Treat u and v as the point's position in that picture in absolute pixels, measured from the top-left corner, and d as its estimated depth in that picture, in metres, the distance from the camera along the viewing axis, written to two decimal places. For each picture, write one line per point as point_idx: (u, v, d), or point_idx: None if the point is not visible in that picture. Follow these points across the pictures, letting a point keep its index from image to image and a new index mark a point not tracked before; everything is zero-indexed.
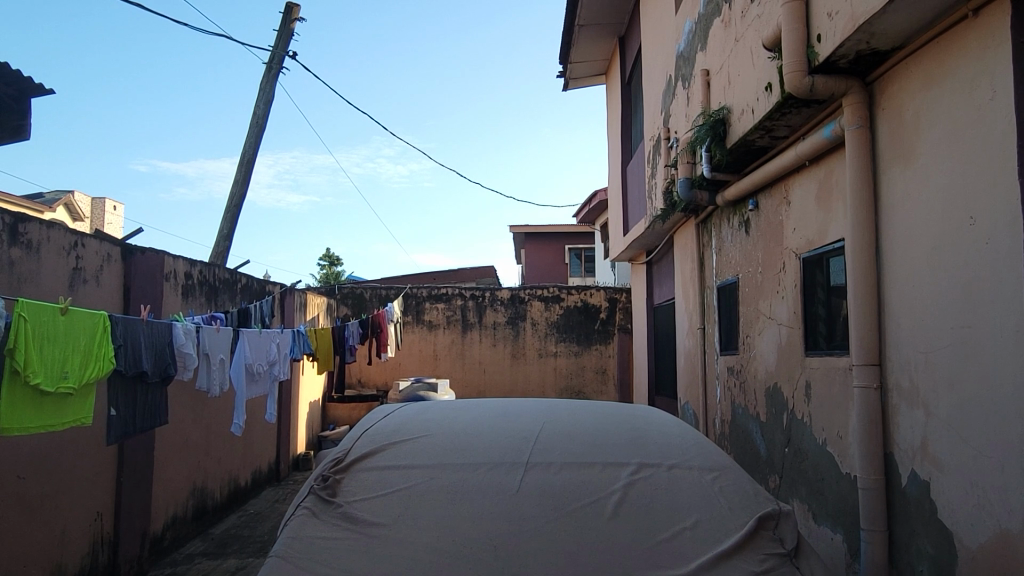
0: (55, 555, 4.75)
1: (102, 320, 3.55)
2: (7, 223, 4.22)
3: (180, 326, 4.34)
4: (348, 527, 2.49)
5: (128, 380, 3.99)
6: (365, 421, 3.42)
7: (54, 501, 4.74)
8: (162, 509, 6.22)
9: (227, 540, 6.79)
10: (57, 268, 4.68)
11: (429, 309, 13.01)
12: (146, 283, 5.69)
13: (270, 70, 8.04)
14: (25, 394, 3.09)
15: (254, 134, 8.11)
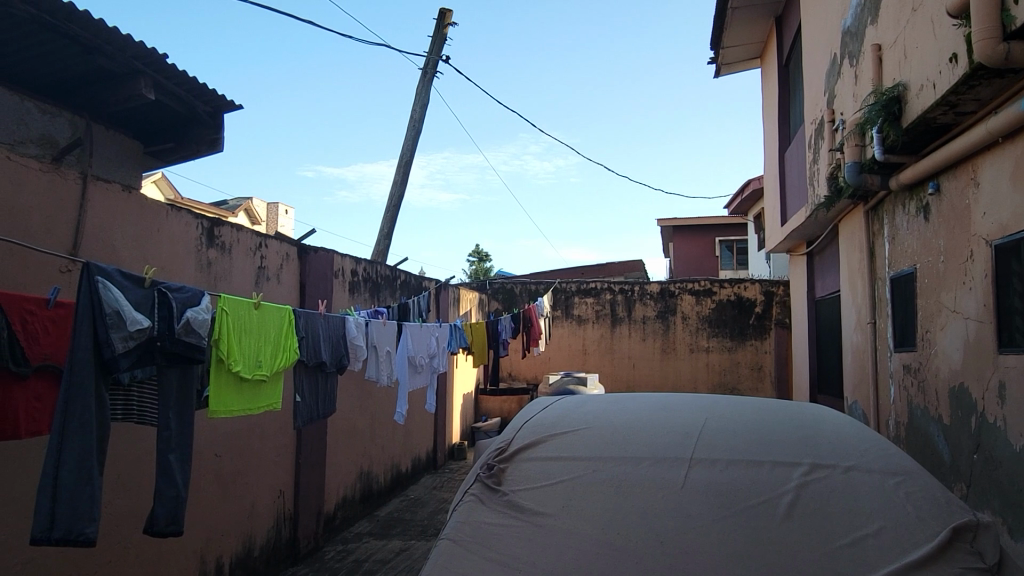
0: (246, 526, 5.27)
1: (288, 313, 3.87)
2: (205, 227, 4.70)
3: (353, 319, 4.65)
4: (515, 515, 2.56)
5: (310, 369, 4.33)
6: (524, 413, 3.49)
7: (246, 477, 5.25)
8: (334, 490, 6.71)
9: (392, 522, 7.20)
10: (245, 267, 5.15)
11: (579, 303, 13.09)
12: (318, 280, 6.14)
13: (425, 74, 8.39)
14: (229, 380, 3.42)
15: (411, 136, 8.50)
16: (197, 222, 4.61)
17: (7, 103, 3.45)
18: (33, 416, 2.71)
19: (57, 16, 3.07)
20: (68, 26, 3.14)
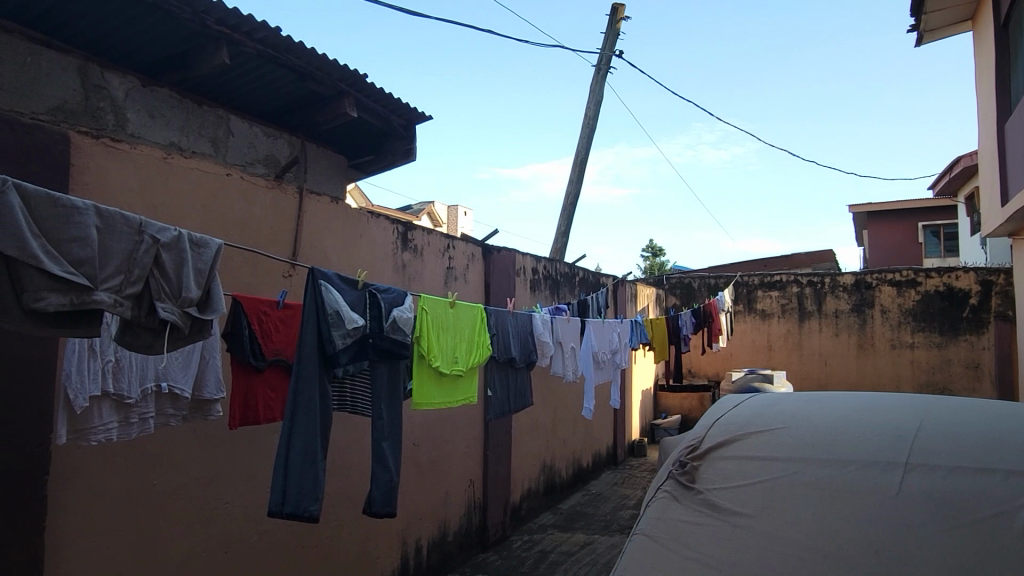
0: (441, 511, 5.60)
1: (480, 310, 4.06)
2: (400, 231, 5.05)
3: (539, 316, 4.80)
4: (711, 514, 2.51)
5: (501, 364, 4.51)
6: (715, 411, 3.41)
7: (440, 466, 5.58)
8: (520, 481, 6.93)
9: (575, 515, 7.31)
10: (436, 267, 5.47)
11: (762, 296, 12.50)
12: (502, 279, 6.38)
13: (599, 71, 8.40)
14: (430, 374, 3.66)
15: (586, 134, 8.56)
16: (394, 227, 4.97)
17: (240, 129, 3.90)
18: (268, 404, 3.09)
19: (281, 50, 3.44)
20: (287, 56, 3.49)
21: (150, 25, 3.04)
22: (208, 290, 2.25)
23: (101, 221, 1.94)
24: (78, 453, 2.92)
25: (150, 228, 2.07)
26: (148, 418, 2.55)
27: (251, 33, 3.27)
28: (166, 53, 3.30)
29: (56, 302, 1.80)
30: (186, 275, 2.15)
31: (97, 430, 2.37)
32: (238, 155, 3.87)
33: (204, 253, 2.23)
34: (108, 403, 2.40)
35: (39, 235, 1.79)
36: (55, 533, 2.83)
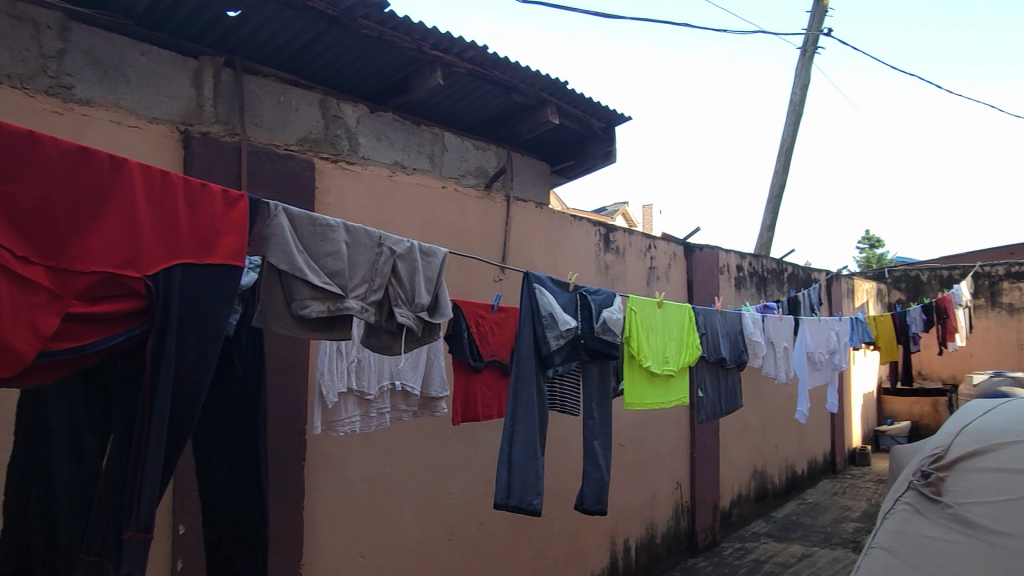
0: (648, 512, 5.57)
1: (688, 310, 4.00)
2: (602, 233, 5.10)
3: (749, 315, 4.63)
4: (963, 531, 2.27)
5: (711, 365, 4.40)
6: (962, 418, 3.07)
7: (646, 467, 5.55)
8: (729, 486, 6.69)
9: (791, 525, 6.91)
10: (638, 267, 5.46)
11: (1010, 289, 10.98)
12: (705, 277, 6.21)
13: (806, 53, 7.88)
14: (641, 374, 3.66)
15: (792, 121, 8.06)
16: (596, 230, 5.03)
17: (454, 145, 4.07)
18: (485, 402, 3.28)
19: (488, 66, 3.63)
20: (494, 72, 3.67)
21: (374, 58, 3.35)
22: (436, 296, 2.44)
23: (349, 236, 2.18)
24: (327, 443, 3.29)
25: (388, 240, 2.28)
26: (384, 414, 2.79)
27: (461, 54, 3.49)
28: (387, 82, 3.61)
29: (317, 309, 2.05)
30: (418, 282, 2.35)
31: (345, 423, 2.65)
32: (452, 168, 4.05)
33: (433, 262, 2.43)
34: (352, 398, 2.68)
35: (302, 251, 2.06)
36: (310, 512, 3.22)
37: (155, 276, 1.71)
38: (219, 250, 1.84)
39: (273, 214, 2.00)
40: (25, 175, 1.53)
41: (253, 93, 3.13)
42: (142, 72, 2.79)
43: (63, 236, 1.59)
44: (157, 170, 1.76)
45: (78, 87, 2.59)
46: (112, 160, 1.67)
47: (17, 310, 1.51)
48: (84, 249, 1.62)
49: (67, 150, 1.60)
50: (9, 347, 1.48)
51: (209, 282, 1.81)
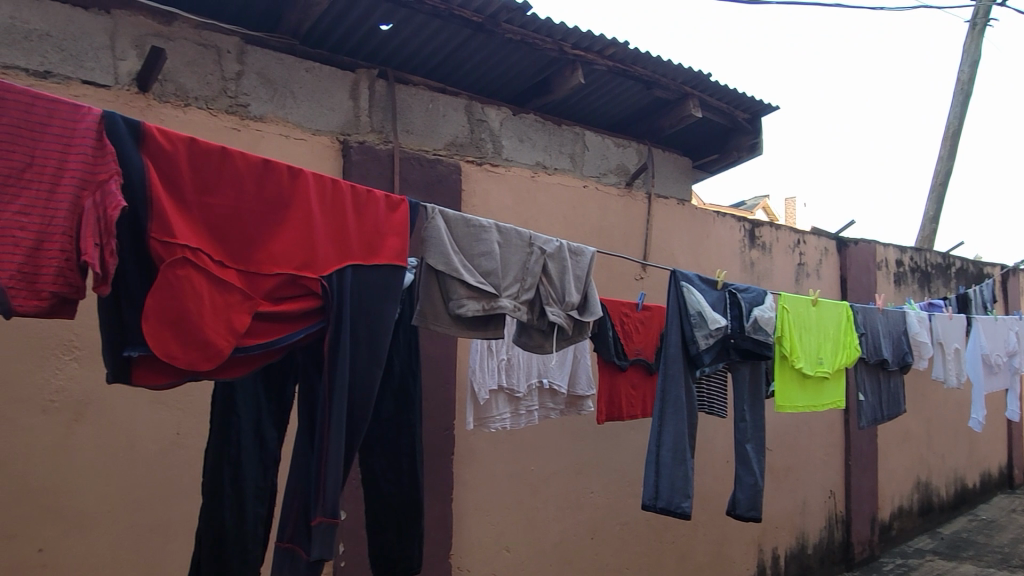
0: (799, 521, 5.30)
1: (846, 309, 3.76)
2: (747, 228, 4.91)
3: (914, 314, 4.30)
4: None
5: (871, 368, 4.11)
6: None
7: (796, 474, 5.28)
8: (889, 498, 6.23)
9: (961, 543, 6.33)
10: (786, 264, 5.21)
11: None
12: (861, 274, 5.82)
13: (975, 27, 7.20)
14: (794, 376, 3.48)
15: (960, 102, 7.39)
16: (740, 225, 4.85)
17: (594, 144, 4.06)
18: (631, 401, 3.25)
19: (630, 63, 3.59)
20: (635, 68, 3.62)
21: (517, 61, 3.40)
22: (585, 294, 2.45)
23: (501, 237, 2.23)
24: (474, 438, 3.38)
25: (538, 240, 2.32)
26: (533, 412, 2.84)
27: (602, 52, 3.46)
28: (529, 84, 3.65)
29: (473, 307, 2.11)
30: (568, 281, 2.37)
31: (496, 419, 2.71)
32: (593, 167, 4.04)
33: (581, 261, 2.44)
34: (503, 396, 2.74)
35: (458, 252, 2.13)
36: (459, 505, 3.33)
37: (330, 276, 1.85)
38: (384, 250, 1.95)
39: (430, 218, 2.08)
40: (219, 187, 1.70)
41: (404, 102, 3.27)
42: (307, 87, 2.99)
43: (252, 242, 1.75)
44: (329, 179, 1.89)
45: (253, 105, 2.83)
46: (291, 170, 1.81)
47: (217, 310, 1.65)
48: (269, 253, 1.76)
49: (254, 164, 1.75)
50: (208, 343, 1.62)
51: (377, 282, 1.93)
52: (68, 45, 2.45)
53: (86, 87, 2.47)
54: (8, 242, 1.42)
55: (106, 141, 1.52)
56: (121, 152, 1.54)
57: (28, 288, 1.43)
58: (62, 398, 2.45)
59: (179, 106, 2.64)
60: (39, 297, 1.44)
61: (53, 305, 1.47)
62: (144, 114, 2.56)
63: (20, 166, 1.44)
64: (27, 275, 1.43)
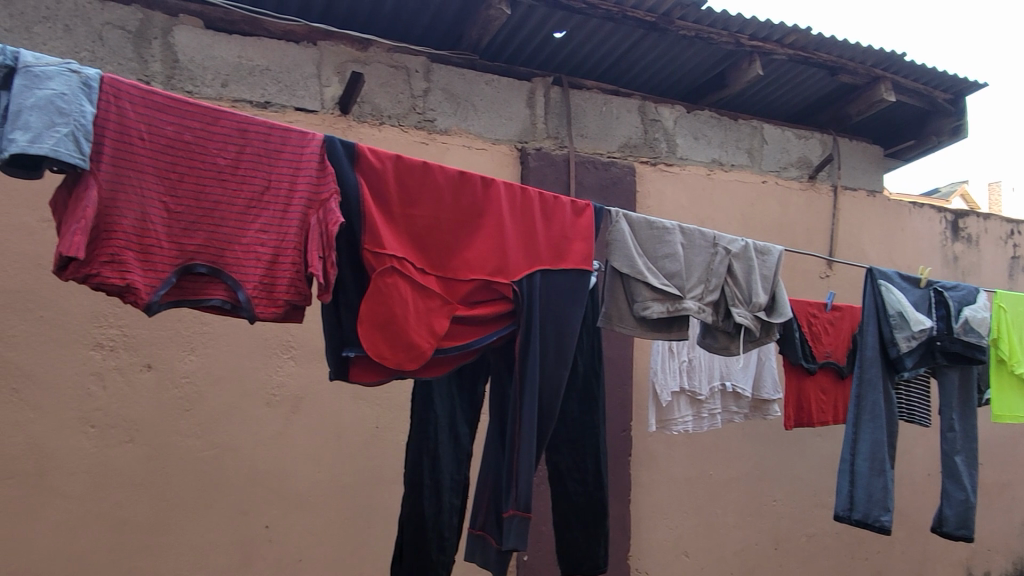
0: (1016, 545, 4.74)
1: None
2: (949, 219, 4.47)
3: None
4: None
5: None
6: None
7: (1013, 491, 4.73)
8: None
9: None
10: (997, 257, 4.69)
11: None
12: None
13: None
14: (1013, 382, 3.13)
15: None
16: (942, 216, 4.43)
17: (774, 137, 3.89)
18: (821, 407, 3.08)
19: (813, 49, 3.39)
20: (817, 54, 3.41)
21: (690, 56, 3.34)
22: (773, 294, 2.36)
23: (685, 238, 2.21)
24: (652, 440, 3.37)
25: (723, 240, 2.27)
26: (716, 414, 2.78)
27: (781, 40, 3.29)
28: (703, 79, 3.57)
29: (657, 309, 2.11)
30: (755, 282, 2.30)
31: (678, 421, 2.69)
32: (773, 161, 3.87)
33: (768, 260, 2.36)
34: (684, 398, 2.71)
35: (642, 254, 2.14)
36: (638, 507, 3.32)
37: (521, 281, 1.93)
38: (571, 254, 2.01)
39: (615, 222, 2.12)
40: (421, 200, 1.83)
41: (579, 106, 3.33)
42: (487, 99, 3.12)
43: (450, 250, 1.86)
44: (517, 187, 1.98)
45: (439, 120, 3.01)
46: (483, 181, 1.92)
47: (420, 313, 1.78)
48: (465, 260, 1.87)
49: (450, 176, 1.87)
50: (413, 345, 1.75)
51: (565, 285, 1.99)
52: (283, 77, 2.74)
53: (298, 114, 2.75)
54: (252, 257, 1.62)
55: (327, 162, 1.69)
56: (340, 171, 1.71)
57: (267, 296, 1.62)
58: (283, 392, 2.75)
59: (375, 125, 2.87)
60: (276, 304, 1.62)
61: (287, 311, 1.65)
62: (345, 134, 2.81)
63: (260, 189, 1.64)
64: (266, 285, 1.62)
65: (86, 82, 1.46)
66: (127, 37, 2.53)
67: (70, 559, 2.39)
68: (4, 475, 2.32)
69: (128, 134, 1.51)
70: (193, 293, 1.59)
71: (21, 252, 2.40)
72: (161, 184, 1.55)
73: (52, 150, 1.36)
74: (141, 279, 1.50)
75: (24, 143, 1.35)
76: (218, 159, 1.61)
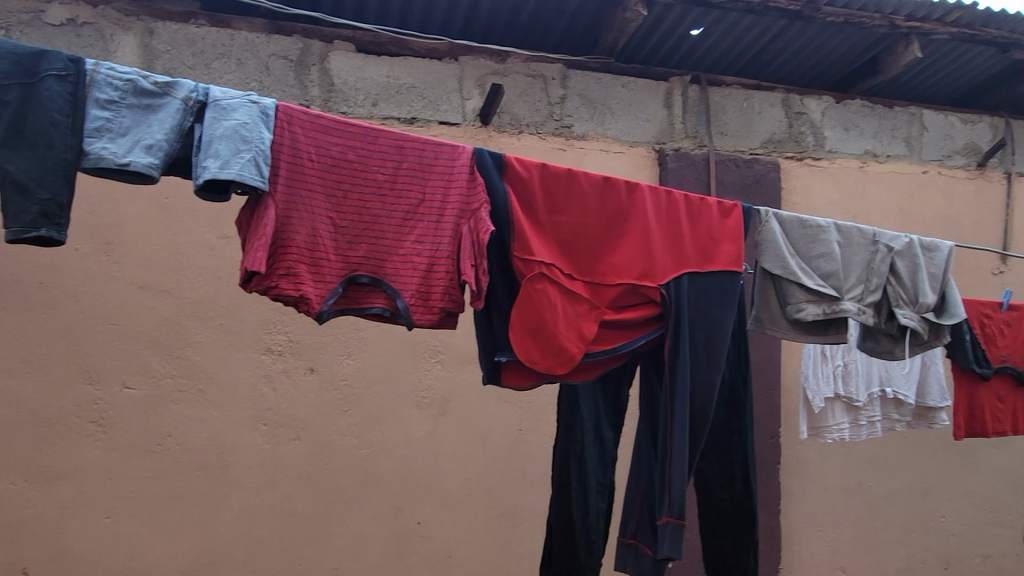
0: None
1: None
2: None
3: None
4: None
5: None
6: None
7: None
8: None
9: None
10: None
11: None
12: None
13: None
14: None
15: None
16: None
17: (935, 123, 3.60)
18: (996, 416, 2.81)
19: (981, 25, 3.09)
20: (986, 30, 3.11)
21: (839, 43, 3.15)
22: (942, 293, 2.20)
23: (842, 236, 2.10)
24: (803, 448, 3.21)
25: (884, 237, 2.14)
26: (876, 422, 2.60)
27: (943, 18, 3.03)
28: (853, 66, 3.36)
29: (813, 312, 2.02)
30: (921, 280, 2.15)
31: (833, 429, 2.55)
32: (934, 149, 3.59)
33: (937, 257, 2.20)
34: (840, 404, 2.56)
35: (795, 254, 2.05)
36: (789, 517, 3.18)
37: (668, 284, 1.91)
38: (718, 256, 1.98)
39: (764, 221, 2.05)
40: (567, 207, 1.86)
41: (719, 104, 3.24)
42: (624, 102, 3.11)
43: (595, 255, 1.88)
44: (662, 190, 1.97)
45: (576, 125, 3.04)
46: (628, 185, 1.92)
47: (568, 318, 1.81)
48: (611, 265, 1.88)
49: (595, 182, 1.88)
50: (562, 350, 1.78)
51: (713, 288, 1.96)
52: (427, 93, 2.87)
53: (442, 127, 2.87)
54: (410, 267, 1.71)
55: (477, 174, 1.75)
56: (490, 182, 1.77)
57: (423, 304, 1.70)
58: (431, 394, 2.87)
59: (514, 134, 2.95)
60: (432, 312, 1.71)
61: (442, 318, 1.73)
62: (486, 144, 2.90)
63: (415, 202, 1.73)
64: (423, 294, 1.70)
65: (264, 111, 1.59)
66: (290, 65, 2.74)
67: (248, 545, 2.61)
68: (193, 467, 2.58)
69: (300, 156, 1.64)
70: (357, 302, 1.70)
71: (203, 265, 2.66)
72: (329, 201, 1.67)
73: (238, 174, 1.50)
74: (313, 290, 1.62)
75: (215, 170, 1.49)
76: (378, 176, 1.71)
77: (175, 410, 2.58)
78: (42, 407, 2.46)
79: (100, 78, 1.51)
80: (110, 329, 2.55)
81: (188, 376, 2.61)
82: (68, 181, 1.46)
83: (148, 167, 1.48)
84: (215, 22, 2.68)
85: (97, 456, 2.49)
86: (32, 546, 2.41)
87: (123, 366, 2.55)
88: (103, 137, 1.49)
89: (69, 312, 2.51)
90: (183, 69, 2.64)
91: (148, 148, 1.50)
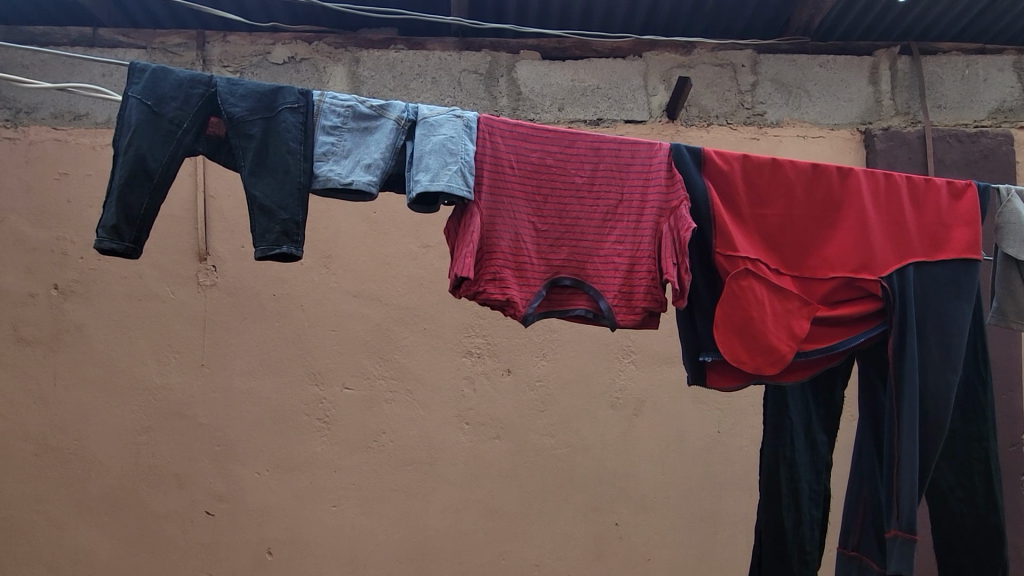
0: None
1: None
2: None
3: None
4: None
5: None
6: None
7: None
8: None
9: None
10: None
11: None
12: None
13: None
14: None
15: None
16: None
17: None
18: None
19: None
20: None
21: None
22: None
23: None
24: None
25: None
26: None
27: None
28: None
29: None
30: None
31: None
32: None
33: None
34: None
35: None
36: None
37: (890, 276, 1.76)
38: (949, 244, 1.79)
39: (1006, 200, 1.82)
40: (772, 198, 1.77)
41: (935, 74, 2.93)
42: (821, 82, 2.91)
43: (806, 248, 1.77)
44: (879, 174, 1.81)
45: (770, 112, 2.89)
46: (840, 171, 1.79)
47: (778, 316, 1.71)
48: (824, 258, 1.77)
49: (803, 170, 1.78)
50: (773, 349, 1.69)
51: (944, 278, 1.77)
52: (612, 93, 2.86)
53: (628, 126, 2.86)
54: (611, 268, 1.71)
55: (675, 171, 1.72)
56: (689, 178, 1.72)
57: (626, 304, 1.69)
58: (626, 395, 2.85)
59: (703, 127, 2.86)
60: (635, 312, 1.69)
61: (644, 318, 1.71)
62: (674, 140, 2.85)
63: (614, 203, 1.73)
64: (625, 294, 1.70)
65: (468, 124, 1.66)
66: (480, 78, 2.85)
67: (457, 538, 2.75)
68: (405, 462, 2.76)
69: (501, 164, 1.70)
70: (560, 304, 1.73)
71: (407, 274, 2.85)
72: (529, 207, 1.71)
73: (447, 186, 1.58)
74: (518, 294, 1.67)
75: (426, 183, 1.58)
76: (576, 179, 1.73)
77: (388, 409, 2.78)
78: (279, 405, 2.75)
79: (325, 107, 1.67)
80: (331, 334, 2.80)
81: (398, 377, 2.80)
82: (302, 202, 1.61)
83: (367, 185, 1.61)
84: (412, 45, 2.86)
85: (323, 450, 2.74)
86: (274, 528, 2.70)
87: (343, 369, 2.79)
88: (330, 160, 1.64)
89: (297, 319, 2.79)
90: (386, 92, 2.84)
91: (368, 166, 1.63)
